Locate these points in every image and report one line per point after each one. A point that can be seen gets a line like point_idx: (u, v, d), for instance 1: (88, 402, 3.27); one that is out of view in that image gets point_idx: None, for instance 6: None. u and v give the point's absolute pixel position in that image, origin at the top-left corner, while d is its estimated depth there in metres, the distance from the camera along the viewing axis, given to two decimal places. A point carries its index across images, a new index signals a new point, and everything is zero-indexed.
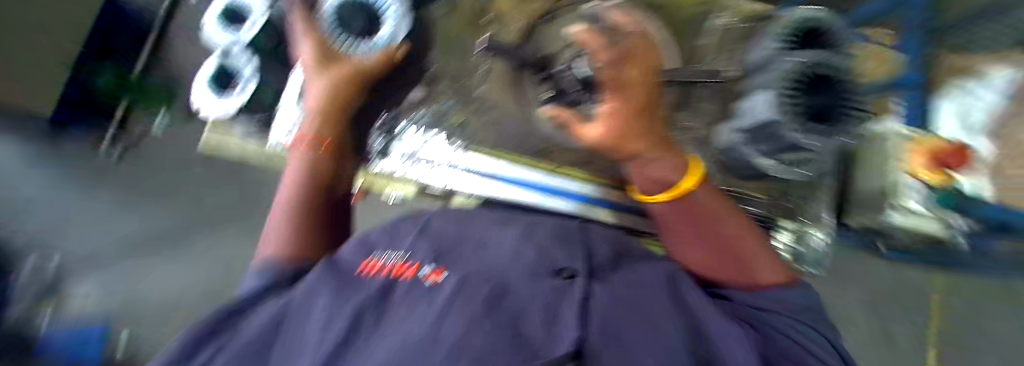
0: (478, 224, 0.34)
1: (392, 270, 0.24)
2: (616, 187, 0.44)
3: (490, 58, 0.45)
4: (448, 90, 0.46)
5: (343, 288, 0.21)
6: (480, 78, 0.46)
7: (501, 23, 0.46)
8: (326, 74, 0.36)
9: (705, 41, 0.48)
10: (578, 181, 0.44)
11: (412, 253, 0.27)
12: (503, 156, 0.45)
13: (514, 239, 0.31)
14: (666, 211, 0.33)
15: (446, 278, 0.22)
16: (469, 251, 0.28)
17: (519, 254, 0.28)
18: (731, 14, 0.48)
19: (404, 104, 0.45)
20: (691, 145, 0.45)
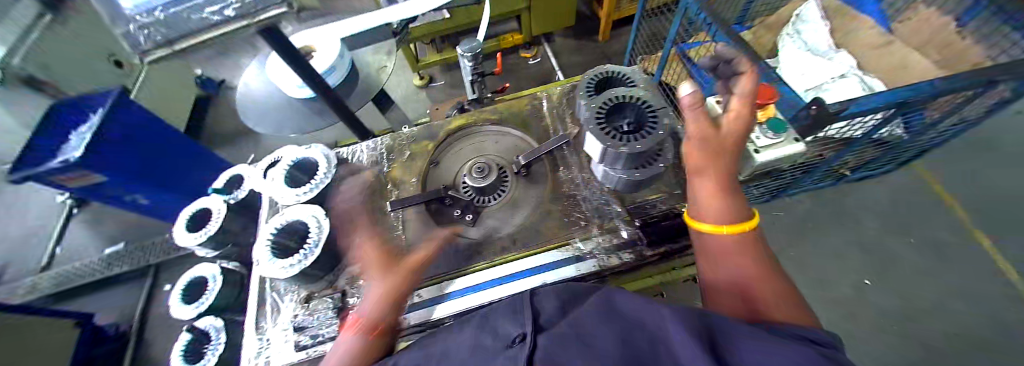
0: (441, 335, 0.33)
1: None
2: (547, 250, 0.49)
3: (401, 210, 0.54)
4: (377, 251, 0.52)
5: None
6: (400, 228, 0.53)
7: (399, 182, 0.57)
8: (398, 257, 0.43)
9: (549, 117, 0.62)
10: (516, 262, 0.48)
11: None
12: (445, 279, 0.48)
13: (469, 331, 0.31)
14: (721, 240, 0.36)
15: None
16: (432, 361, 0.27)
17: (471, 342, 0.28)
18: (554, 94, 0.64)
19: (345, 281, 0.49)
20: (585, 187, 0.53)
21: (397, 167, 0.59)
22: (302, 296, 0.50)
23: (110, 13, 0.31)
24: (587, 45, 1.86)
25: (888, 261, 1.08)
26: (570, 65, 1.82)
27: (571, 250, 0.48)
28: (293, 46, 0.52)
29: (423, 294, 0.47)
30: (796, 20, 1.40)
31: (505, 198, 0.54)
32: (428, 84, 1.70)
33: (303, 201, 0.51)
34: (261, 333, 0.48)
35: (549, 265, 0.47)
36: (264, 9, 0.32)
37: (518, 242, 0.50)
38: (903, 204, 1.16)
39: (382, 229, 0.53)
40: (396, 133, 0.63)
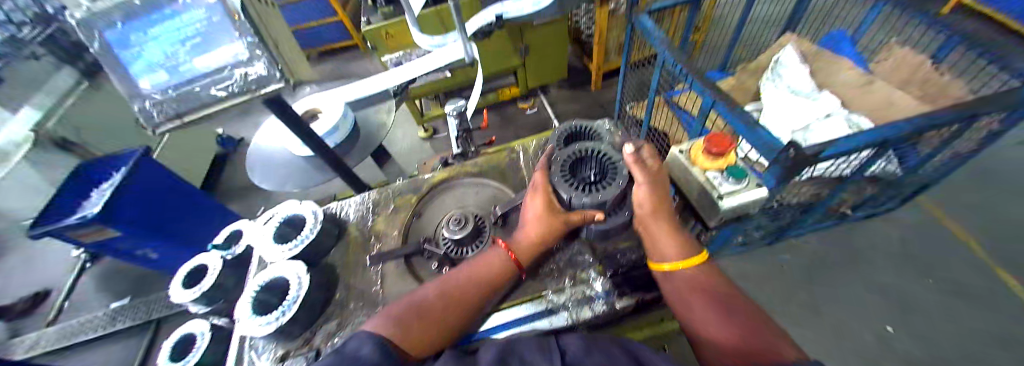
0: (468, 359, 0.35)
1: None
2: (521, 301, 0.49)
3: (381, 263, 0.56)
4: (357, 305, 0.53)
5: None
6: (379, 282, 0.55)
7: (383, 235, 0.61)
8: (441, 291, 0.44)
9: (525, 169, 0.66)
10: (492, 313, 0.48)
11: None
12: None
13: (494, 360, 0.33)
14: (680, 280, 0.42)
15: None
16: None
17: None
18: (530, 148, 0.70)
19: (322, 338, 0.50)
20: None
21: (381, 221, 0.63)
22: (276, 354, 0.49)
23: (126, 88, 0.36)
24: (580, 95, 2.00)
25: (914, 306, 0.99)
26: (565, 113, 1.94)
27: (544, 301, 0.48)
28: (292, 112, 0.59)
29: None
30: (775, 65, 1.48)
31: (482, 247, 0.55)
32: (432, 136, 1.82)
33: (288, 257, 0.54)
34: None
35: (523, 317, 0.47)
36: (264, 85, 0.38)
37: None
38: (918, 241, 1.10)
39: (363, 283, 0.55)
40: (385, 188, 0.68)
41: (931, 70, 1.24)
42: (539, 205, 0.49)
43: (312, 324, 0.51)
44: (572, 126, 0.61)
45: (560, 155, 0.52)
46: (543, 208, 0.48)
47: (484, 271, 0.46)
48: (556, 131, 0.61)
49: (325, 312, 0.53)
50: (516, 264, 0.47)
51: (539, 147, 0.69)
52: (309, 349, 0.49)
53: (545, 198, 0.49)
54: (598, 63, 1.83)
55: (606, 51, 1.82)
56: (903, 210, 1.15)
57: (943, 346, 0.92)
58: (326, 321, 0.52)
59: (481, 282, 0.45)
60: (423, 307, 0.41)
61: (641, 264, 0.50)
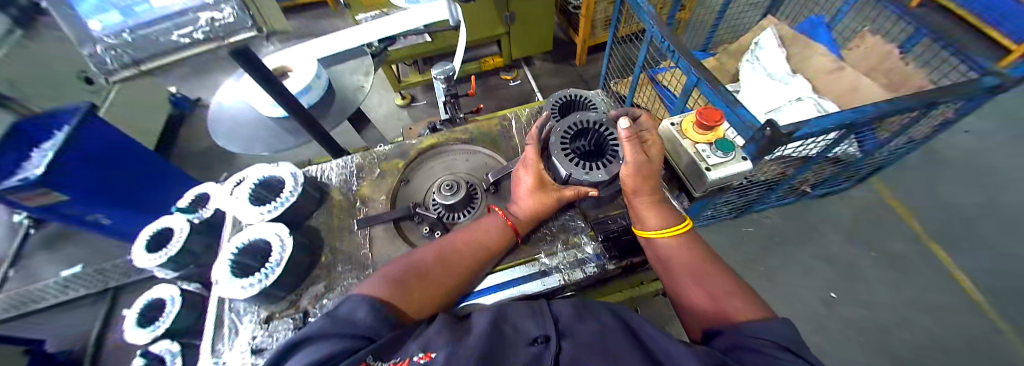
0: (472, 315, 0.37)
1: None
2: (512, 263, 0.50)
3: (369, 227, 0.54)
4: (345, 268, 0.52)
5: None
6: (367, 245, 0.53)
7: (369, 199, 0.58)
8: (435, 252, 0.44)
9: (517, 137, 0.65)
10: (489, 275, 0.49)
11: (408, 350, 0.29)
12: None
13: (493, 316, 0.35)
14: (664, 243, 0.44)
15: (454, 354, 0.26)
16: (471, 336, 0.30)
17: (500, 330, 0.32)
18: (523, 116, 0.68)
19: (311, 300, 0.49)
20: None
21: (367, 185, 0.60)
22: (262, 316, 0.48)
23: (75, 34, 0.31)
24: (565, 68, 1.96)
25: (851, 275, 1.12)
26: (549, 87, 1.90)
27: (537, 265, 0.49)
28: (260, 63, 0.53)
29: None
30: (755, 47, 1.51)
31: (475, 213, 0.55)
32: (409, 104, 1.73)
33: (265, 221, 0.51)
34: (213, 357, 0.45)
35: (516, 279, 0.48)
36: (233, 34, 0.33)
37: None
38: (861, 218, 1.22)
39: (351, 247, 0.53)
40: (370, 151, 0.65)
41: (898, 59, 1.32)
42: (532, 180, 0.49)
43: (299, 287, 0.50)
44: (567, 94, 0.60)
45: (564, 126, 0.50)
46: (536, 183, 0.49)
47: (481, 238, 0.46)
48: (550, 99, 0.60)
49: (312, 276, 0.51)
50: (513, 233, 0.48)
51: (531, 115, 0.68)
52: (298, 310, 0.48)
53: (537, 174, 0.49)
54: (584, 36, 1.78)
55: (593, 24, 1.76)
56: (853, 189, 1.27)
57: (874, 308, 1.05)
58: (313, 285, 0.50)
59: (479, 250, 0.46)
60: (422, 270, 0.41)
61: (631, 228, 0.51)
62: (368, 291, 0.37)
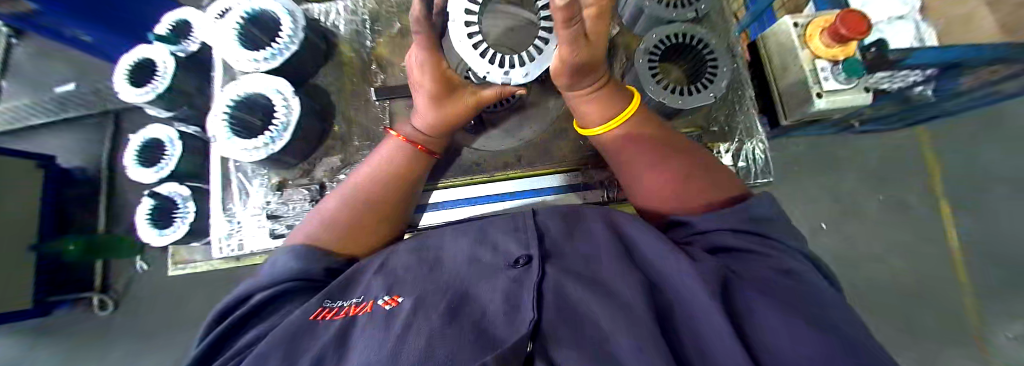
0: (441, 240, 0.34)
1: (349, 313, 0.26)
2: (526, 174, 0.44)
3: (389, 99, 0.45)
4: (363, 143, 0.46)
5: (295, 341, 0.23)
6: (388, 120, 0.46)
7: (389, 63, 0.47)
8: (336, 195, 0.39)
9: None
10: (453, 188, 0.44)
11: (366, 293, 0.28)
12: (454, 183, 0.44)
13: (469, 243, 0.32)
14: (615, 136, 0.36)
15: (404, 300, 0.25)
16: (425, 275, 0.29)
17: (475, 257, 0.30)
18: None
19: (326, 174, 0.45)
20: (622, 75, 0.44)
21: (385, 42, 0.48)
22: (274, 182, 0.45)
23: None
24: None
25: None
26: None
27: (563, 179, 0.44)
28: None
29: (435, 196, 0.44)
30: None
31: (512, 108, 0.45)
32: None
33: (262, 72, 0.40)
34: (230, 214, 0.45)
35: (533, 193, 0.44)
36: None
37: (489, 164, 0.45)
38: None
39: (370, 122, 0.46)
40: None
41: None
42: (427, 79, 0.35)
43: (312, 156, 0.45)
44: None
45: None
46: (432, 86, 0.36)
47: (384, 163, 0.39)
48: None
49: (321, 146, 0.45)
50: (424, 151, 0.41)
51: None
52: (314, 182, 0.44)
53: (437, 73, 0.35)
54: None
55: None
56: None
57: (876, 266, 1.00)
58: (324, 157, 0.45)
59: (388, 176, 0.39)
60: (332, 216, 0.36)
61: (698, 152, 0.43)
62: (294, 239, 0.35)
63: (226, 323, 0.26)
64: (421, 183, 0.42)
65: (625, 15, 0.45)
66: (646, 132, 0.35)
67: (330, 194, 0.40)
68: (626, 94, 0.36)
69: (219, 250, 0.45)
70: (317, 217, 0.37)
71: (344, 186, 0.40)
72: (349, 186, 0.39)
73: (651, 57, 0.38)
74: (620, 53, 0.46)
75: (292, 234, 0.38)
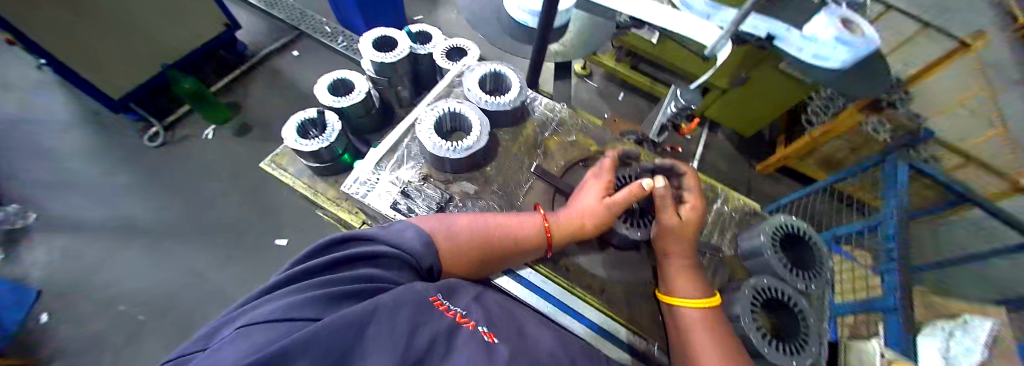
0: (524, 317, 0.41)
1: (456, 318, 0.34)
2: (595, 305, 0.50)
3: (535, 177, 0.59)
4: (496, 190, 0.58)
5: (425, 312, 0.31)
6: (525, 188, 0.58)
7: (551, 154, 0.62)
8: (471, 214, 0.50)
9: (711, 217, 0.58)
10: (537, 273, 0.52)
11: (468, 312, 0.36)
12: (540, 270, 0.52)
13: (552, 340, 0.38)
14: (692, 316, 0.43)
15: (499, 342, 0.32)
16: (513, 333, 0.36)
17: (557, 355, 0.35)
18: (731, 202, 0.59)
19: (459, 193, 0.57)
20: (717, 280, 0.51)
21: (556, 140, 0.64)
22: (420, 173, 0.58)
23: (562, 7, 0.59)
24: (744, 160, 1.65)
25: None
26: (712, 166, 1.62)
27: (623, 330, 0.48)
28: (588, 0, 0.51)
29: (525, 269, 0.52)
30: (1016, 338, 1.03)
31: (609, 254, 0.55)
32: (585, 77, 1.71)
33: (479, 110, 0.59)
34: (376, 170, 0.57)
35: (591, 321, 0.48)
36: None
37: (573, 277, 0.53)
38: None
39: (513, 180, 0.59)
40: (577, 116, 0.68)
41: None
42: (596, 187, 0.52)
43: (461, 175, 0.58)
44: (806, 227, 0.50)
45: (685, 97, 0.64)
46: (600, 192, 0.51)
47: (518, 220, 0.50)
48: (779, 217, 0.51)
49: (468, 172, 0.59)
50: (543, 231, 0.49)
51: (740, 208, 0.59)
52: (448, 194, 0.56)
53: (607, 185, 0.52)
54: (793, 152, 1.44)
55: (812, 152, 1.45)
56: None
57: None
58: (463, 181, 0.58)
59: (510, 235, 0.48)
60: (457, 233, 0.46)
61: None
62: (426, 224, 0.45)
63: (384, 248, 0.37)
64: (523, 258, 0.50)
65: (745, 248, 0.52)
66: (717, 327, 0.41)
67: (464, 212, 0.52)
68: (708, 290, 0.47)
69: (348, 187, 0.56)
70: (453, 221, 0.47)
71: (479, 213, 0.51)
72: (483, 215, 0.50)
73: (753, 304, 0.44)
74: (722, 268, 0.53)
75: (419, 217, 0.48)
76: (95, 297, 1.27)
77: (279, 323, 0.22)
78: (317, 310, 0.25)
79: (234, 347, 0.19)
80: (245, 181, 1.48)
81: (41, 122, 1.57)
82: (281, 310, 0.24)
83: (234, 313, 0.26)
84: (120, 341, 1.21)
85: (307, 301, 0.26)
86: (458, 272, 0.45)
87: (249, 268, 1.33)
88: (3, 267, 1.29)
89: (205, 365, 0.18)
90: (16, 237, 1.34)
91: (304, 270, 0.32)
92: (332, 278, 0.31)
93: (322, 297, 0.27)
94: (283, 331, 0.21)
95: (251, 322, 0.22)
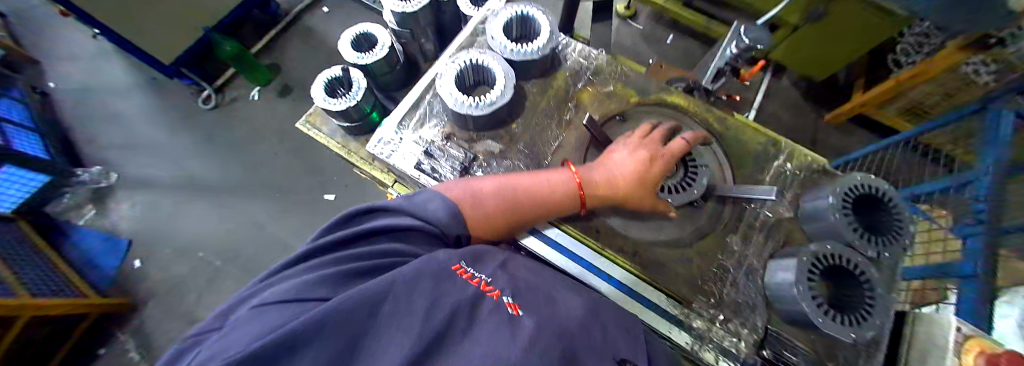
0: (551, 283, 0.41)
1: (480, 286, 0.33)
2: (628, 268, 0.48)
3: (564, 134, 0.55)
4: (522, 149, 0.54)
5: (445, 283, 0.30)
6: (553, 148, 0.54)
7: (583, 107, 0.57)
8: (494, 178, 0.47)
9: (768, 177, 0.52)
10: (565, 235, 0.50)
11: (494, 280, 0.36)
12: (569, 231, 0.50)
13: (582, 307, 0.37)
14: None
15: (523, 315, 0.31)
16: (541, 302, 0.35)
17: (585, 324, 0.34)
18: (797, 158, 0.52)
19: (482, 152, 0.54)
20: (766, 248, 0.47)
21: (591, 92, 0.58)
22: (443, 132, 0.56)
23: None
24: (806, 112, 1.45)
25: None
26: (765, 119, 1.45)
27: (658, 296, 0.46)
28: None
29: (555, 232, 0.50)
30: None
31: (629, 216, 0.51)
32: (626, 20, 1.52)
33: (505, 61, 0.53)
34: (399, 130, 0.56)
35: (620, 285, 0.47)
36: None
37: (603, 240, 0.50)
38: None
39: (541, 141, 0.55)
40: (616, 63, 0.60)
41: None
42: (653, 172, 0.47)
43: (484, 135, 0.55)
44: (886, 188, 0.42)
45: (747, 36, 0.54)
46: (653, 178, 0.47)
47: (559, 194, 0.46)
48: (855, 177, 0.44)
49: (492, 131, 0.55)
50: (580, 204, 0.47)
51: (806, 167, 0.51)
52: (471, 156, 0.53)
53: (663, 168, 0.47)
54: (869, 99, 1.23)
55: (891, 101, 1.24)
56: None
57: None
58: (487, 140, 0.55)
59: (541, 204, 0.46)
60: (480, 201, 0.44)
61: None
62: (449, 191, 0.43)
63: (408, 222, 0.37)
64: (548, 218, 0.48)
65: (807, 210, 0.46)
66: None
67: (484, 175, 0.48)
68: None
69: (373, 148, 0.55)
70: (478, 188, 0.45)
71: (501, 177, 0.47)
72: (506, 178, 0.47)
73: (810, 273, 0.39)
74: (775, 232, 0.48)
75: (442, 183, 0.47)
76: (174, 246, 1.47)
77: (295, 303, 0.23)
78: (332, 289, 0.25)
79: (249, 327, 0.20)
80: (286, 143, 1.55)
81: (103, 89, 1.70)
82: (296, 289, 0.24)
83: (261, 286, 0.27)
84: (200, 282, 1.42)
85: (324, 279, 0.26)
86: (486, 236, 0.45)
87: (300, 222, 1.45)
88: (99, 219, 1.51)
89: (222, 345, 0.19)
90: (103, 195, 1.54)
91: (325, 244, 0.33)
92: (348, 255, 0.31)
93: (338, 275, 0.27)
94: (296, 312, 0.22)
95: (266, 301, 0.23)
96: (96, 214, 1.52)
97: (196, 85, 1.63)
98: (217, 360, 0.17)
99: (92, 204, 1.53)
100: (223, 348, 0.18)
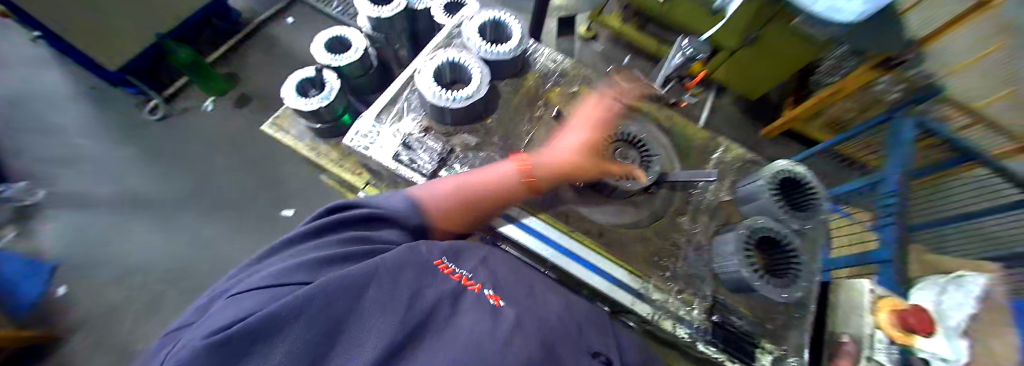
0: (531, 279, 0.43)
1: (462, 281, 0.35)
2: (598, 250, 0.51)
3: (535, 128, 0.59)
4: (497, 142, 0.58)
5: (427, 277, 0.31)
6: (525, 141, 0.58)
7: (552, 104, 0.62)
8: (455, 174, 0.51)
9: (711, 166, 0.58)
10: (537, 220, 0.53)
11: (474, 275, 0.37)
12: (541, 216, 0.53)
13: (559, 305, 0.40)
14: None
15: (504, 305, 0.33)
16: (519, 296, 0.37)
17: (563, 320, 0.37)
18: (733, 151, 0.59)
19: (458, 145, 0.57)
20: (714, 224, 0.53)
21: (558, 92, 0.63)
22: (421, 124, 0.58)
23: None
24: (750, 124, 1.63)
25: None
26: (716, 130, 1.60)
27: (623, 272, 0.49)
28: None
29: (529, 219, 0.53)
30: None
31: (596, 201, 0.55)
32: (589, 40, 1.65)
33: (479, 59, 0.57)
34: (376, 124, 0.57)
35: (593, 266, 0.49)
36: None
37: (573, 223, 0.54)
38: None
39: (513, 134, 0.58)
40: (579, 67, 0.66)
41: None
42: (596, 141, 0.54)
43: (461, 128, 0.58)
44: (803, 172, 0.50)
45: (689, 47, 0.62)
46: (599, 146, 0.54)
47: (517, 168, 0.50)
48: (779, 163, 0.51)
49: (468, 125, 0.59)
50: (542, 181, 0.51)
51: (742, 158, 0.59)
52: (447, 148, 0.56)
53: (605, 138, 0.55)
54: (800, 114, 1.41)
55: (815, 116, 1.43)
56: None
57: None
58: (463, 134, 0.58)
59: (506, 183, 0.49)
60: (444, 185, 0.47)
61: (744, 338, 0.44)
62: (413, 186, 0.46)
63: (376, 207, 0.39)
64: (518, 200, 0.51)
65: (743, 192, 0.52)
66: None
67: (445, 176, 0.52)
68: None
69: (350, 140, 0.56)
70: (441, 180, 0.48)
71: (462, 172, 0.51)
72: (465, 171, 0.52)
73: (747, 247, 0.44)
74: (719, 212, 0.54)
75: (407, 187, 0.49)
76: (112, 267, 1.32)
77: (274, 287, 0.23)
78: (312, 276, 0.26)
79: (227, 311, 0.20)
80: (249, 153, 1.49)
81: (37, 97, 1.55)
82: (273, 275, 0.24)
83: (232, 279, 0.27)
84: (142, 307, 1.28)
85: (302, 267, 0.26)
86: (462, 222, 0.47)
87: (263, 236, 1.38)
88: (20, 241, 1.33)
89: (199, 326, 0.19)
90: (27, 213, 1.37)
91: (298, 235, 0.33)
92: (323, 246, 0.31)
93: (317, 263, 0.28)
94: (276, 295, 0.22)
95: (244, 288, 0.23)
96: (17, 235, 1.35)
97: (143, 95, 1.52)
98: (196, 336, 0.17)
99: (11, 224, 1.35)
100: (201, 327, 0.18)
